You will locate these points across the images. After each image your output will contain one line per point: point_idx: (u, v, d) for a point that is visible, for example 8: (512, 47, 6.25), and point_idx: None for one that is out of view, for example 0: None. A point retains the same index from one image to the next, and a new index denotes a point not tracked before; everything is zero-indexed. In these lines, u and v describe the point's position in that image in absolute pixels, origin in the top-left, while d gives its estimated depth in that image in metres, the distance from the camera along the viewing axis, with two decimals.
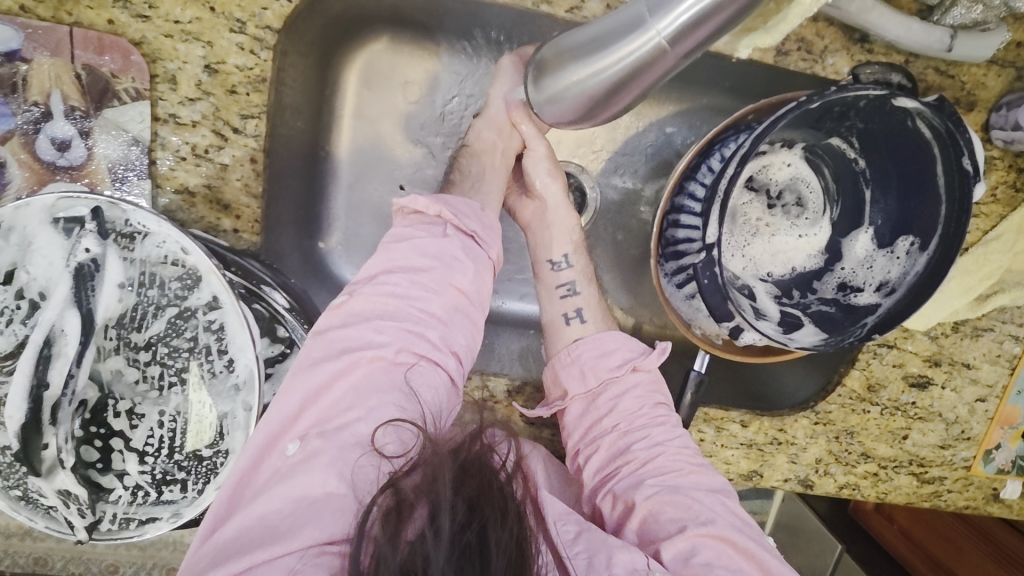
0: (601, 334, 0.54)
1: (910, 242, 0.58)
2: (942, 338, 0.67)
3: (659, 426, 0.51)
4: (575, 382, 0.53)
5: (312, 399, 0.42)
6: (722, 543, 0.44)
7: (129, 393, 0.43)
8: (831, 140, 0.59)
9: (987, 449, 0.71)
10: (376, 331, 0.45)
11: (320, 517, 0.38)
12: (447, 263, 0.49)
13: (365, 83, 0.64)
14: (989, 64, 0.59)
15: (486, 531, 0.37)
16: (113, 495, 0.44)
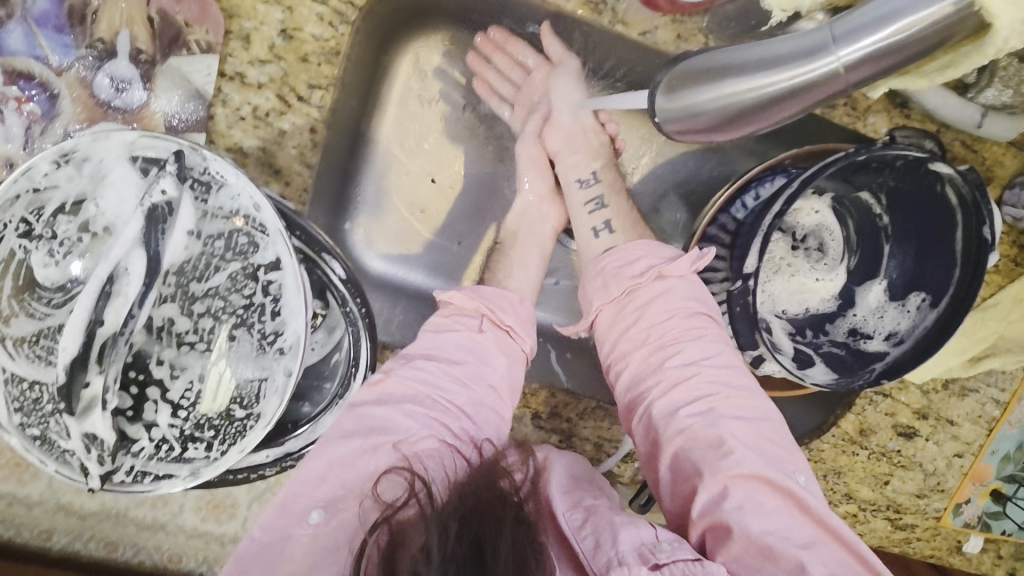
0: (628, 245, 0.59)
1: (921, 296, 0.61)
2: (933, 393, 0.70)
3: (692, 340, 0.52)
4: (600, 293, 0.56)
5: (336, 469, 0.44)
6: (755, 484, 0.46)
7: (175, 346, 0.43)
8: (860, 194, 0.62)
9: (958, 503, 0.75)
10: (403, 416, 0.46)
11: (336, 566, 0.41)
12: (481, 354, 0.52)
13: (413, 71, 0.64)
14: (1009, 145, 0.62)
15: (484, 543, 0.39)
16: (136, 446, 0.43)
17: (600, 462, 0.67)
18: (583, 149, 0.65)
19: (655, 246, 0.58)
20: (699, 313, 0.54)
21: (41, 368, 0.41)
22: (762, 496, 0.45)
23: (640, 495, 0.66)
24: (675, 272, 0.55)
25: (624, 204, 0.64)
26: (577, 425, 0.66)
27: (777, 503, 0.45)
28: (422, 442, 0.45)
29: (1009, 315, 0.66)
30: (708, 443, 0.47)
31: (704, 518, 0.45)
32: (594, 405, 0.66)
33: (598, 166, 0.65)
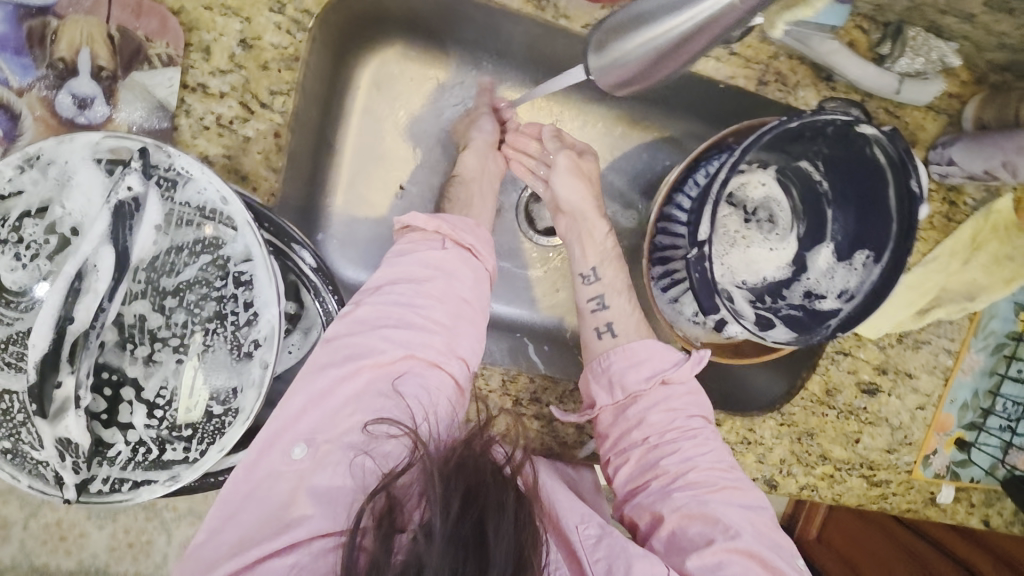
0: (633, 345, 0.62)
1: (867, 253, 0.64)
2: (889, 348, 0.74)
3: (688, 439, 0.57)
4: (605, 394, 0.61)
5: (317, 401, 0.46)
6: (749, 560, 0.50)
7: (148, 342, 0.42)
8: (799, 163, 0.67)
9: (926, 454, 0.78)
10: (380, 340, 0.49)
11: (331, 508, 0.42)
12: (448, 274, 0.54)
13: (373, 84, 0.73)
14: (927, 110, 0.67)
15: (485, 523, 0.41)
16: (112, 452, 0.43)
17: (584, 445, 0.69)
18: (581, 242, 0.68)
19: (659, 346, 0.62)
20: (695, 415, 0.59)
21: (12, 376, 0.40)
22: (753, 570, 0.50)
23: None
24: (677, 376, 0.60)
25: (625, 302, 0.66)
26: (557, 409, 0.68)
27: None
28: (402, 367, 0.48)
29: (948, 267, 0.71)
30: (704, 518, 0.52)
31: None
32: (570, 388, 0.68)
33: (597, 261, 0.68)
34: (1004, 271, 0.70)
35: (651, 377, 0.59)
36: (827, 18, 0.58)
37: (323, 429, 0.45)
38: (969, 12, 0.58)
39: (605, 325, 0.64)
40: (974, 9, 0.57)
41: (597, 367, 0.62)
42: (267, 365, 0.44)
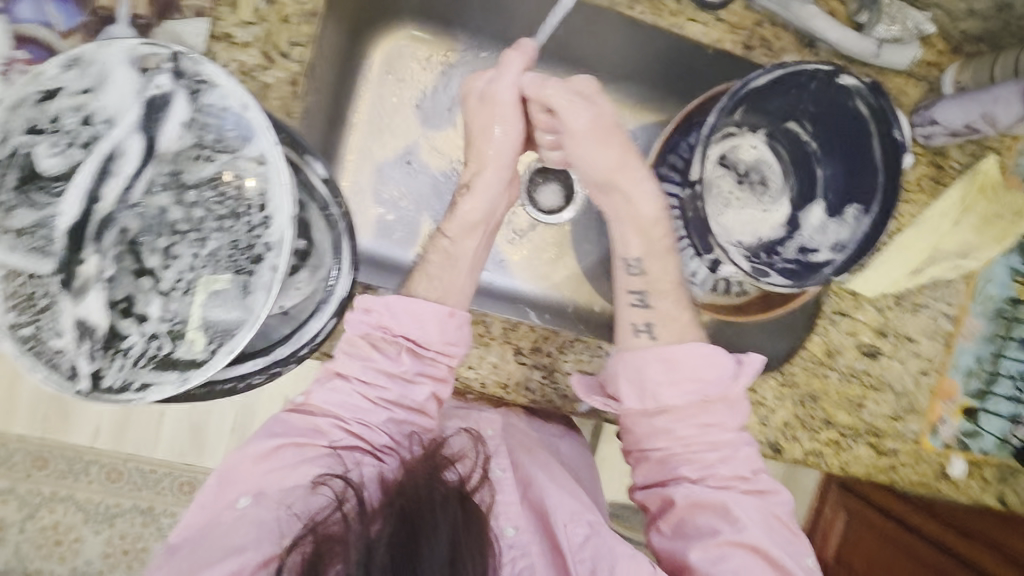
0: (677, 346, 0.59)
1: (856, 206, 0.67)
2: (888, 311, 0.74)
3: (716, 452, 0.58)
4: (635, 397, 0.59)
5: (257, 462, 0.54)
6: (752, 553, 0.54)
7: (168, 234, 0.45)
8: (788, 124, 0.70)
9: (934, 423, 0.78)
10: (327, 424, 0.56)
11: (261, 543, 0.50)
12: (404, 384, 0.58)
13: (384, 66, 0.79)
14: (908, 76, 0.70)
15: (412, 545, 0.46)
16: (126, 344, 0.45)
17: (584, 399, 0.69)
18: (629, 224, 0.65)
19: (709, 357, 0.58)
20: (731, 429, 0.59)
21: (37, 260, 0.43)
22: (756, 563, 0.54)
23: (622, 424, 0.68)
24: (717, 394, 0.58)
25: (670, 305, 0.64)
26: (558, 360, 0.68)
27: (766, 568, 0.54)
28: (346, 446, 0.55)
29: (938, 228, 0.72)
30: (714, 505, 0.56)
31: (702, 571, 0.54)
32: (570, 339, 0.68)
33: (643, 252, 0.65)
34: (994, 230, 0.72)
35: (689, 396, 0.57)
36: None
37: (267, 484, 0.53)
38: None
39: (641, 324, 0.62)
40: None
41: (629, 364, 0.59)
42: (276, 267, 0.45)
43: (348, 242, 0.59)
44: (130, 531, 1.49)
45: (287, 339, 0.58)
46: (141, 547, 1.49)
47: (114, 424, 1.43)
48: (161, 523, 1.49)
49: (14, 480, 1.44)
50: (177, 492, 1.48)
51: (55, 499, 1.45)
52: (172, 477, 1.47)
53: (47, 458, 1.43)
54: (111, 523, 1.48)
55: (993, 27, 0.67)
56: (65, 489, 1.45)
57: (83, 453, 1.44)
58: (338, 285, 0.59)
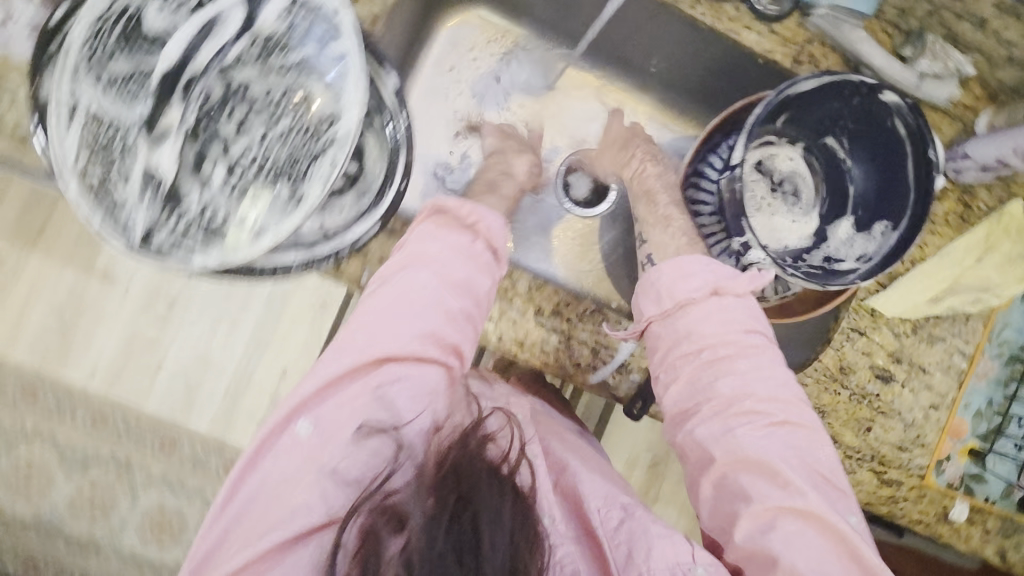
0: (687, 257, 0.64)
1: (885, 223, 0.68)
2: (904, 337, 0.75)
3: (745, 358, 0.59)
4: (653, 304, 0.63)
5: (313, 413, 0.54)
6: (804, 518, 0.53)
7: (245, 107, 0.48)
8: (826, 140, 0.72)
9: (940, 460, 0.77)
10: (378, 336, 0.56)
11: (319, 499, 0.50)
12: (450, 286, 0.59)
13: (449, 41, 0.84)
14: (944, 113, 0.73)
15: (475, 527, 0.47)
16: (185, 205, 0.47)
17: (595, 371, 0.69)
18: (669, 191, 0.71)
19: (716, 260, 0.63)
20: (755, 332, 0.60)
21: (123, 107, 0.46)
22: (806, 528, 0.53)
23: (632, 401, 0.69)
24: (731, 287, 0.61)
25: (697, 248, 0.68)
26: (576, 327, 0.69)
27: (820, 536, 0.53)
28: (400, 361, 0.55)
29: (961, 261, 0.74)
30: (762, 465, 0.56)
31: (748, 543, 0.54)
32: (591, 308, 0.70)
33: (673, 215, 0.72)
34: (1016, 270, 0.73)
35: (702, 287, 0.61)
36: (858, 2, 0.67)
37: (320, 439, 0.53)
38: (981, 17, 0.66)
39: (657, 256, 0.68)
40: (985, 12, 0.65)
41: (645, 279, 0.64)
42: (335, 162, 0.48)
43: (402, 157, 0.60)
44: (102, 481, 1.46)
45: (329, 236, 0.58)
46: (111, 499, 1.46)
47: (111, 369, 1.43)
48: (135, 478, 1.47)
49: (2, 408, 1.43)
50: (157, 448, 1.46)
51: (36, 434, 1.44)
52: (156, 432, 1.45)
53: (38, 391, 1.42)
54: (85, 469, 1.45)
55: None
56: (48, 426, 1.43)
57: (74, 393, 1.43)
58: (387, 195, 0.60)
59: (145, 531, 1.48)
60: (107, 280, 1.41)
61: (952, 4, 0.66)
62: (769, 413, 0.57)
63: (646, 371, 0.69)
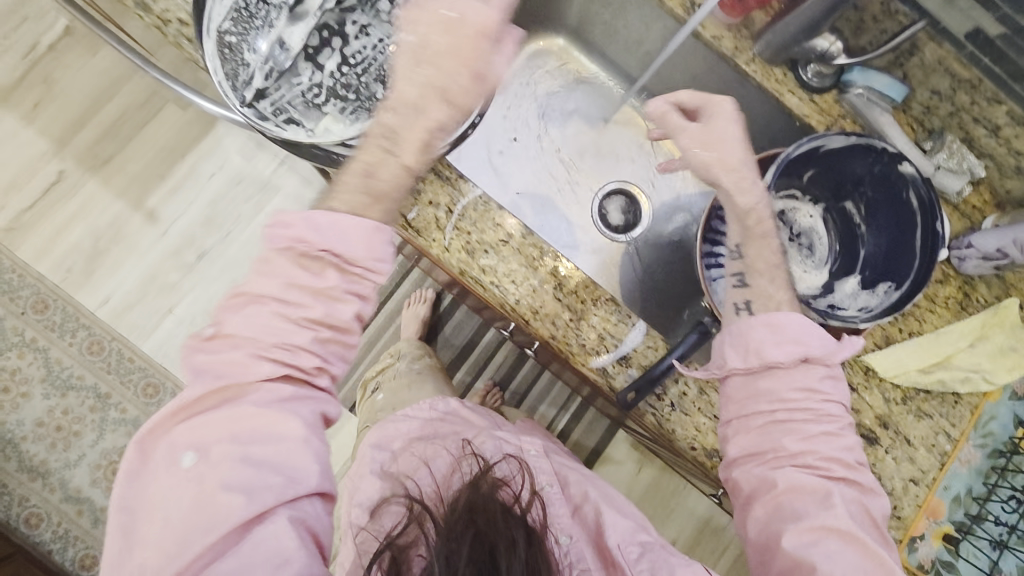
0: (782, 314, 0.66)
1: (888, 283, 0.74)
2: (893, 404, 0.78)
3: (814, 423, 0.64)
4: (738, 357, 0.66)
5: (194, 432, 0.53)
6: (845, 540, 0.59)
7: (368, 17, 0.66)
8: (845, 205, 0.80)
9: (913, 537, 0.76)
10: (226, 370, 0.54)
11: (257, 492, 0.51)
12: (310, 310, 0.55)
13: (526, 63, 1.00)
14: (954, 208, 0.81)
15: (494, 558, 0.58)
16: (296, 80, 0.63)
17: (597, 355, 0.72)
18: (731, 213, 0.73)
19: (809, 327, 0.66)
20: (832, 401, 0.65)
21: None
22: (846, 547, 0.59)
23: (627, 391, 0.71)
24: (817, 357, 0.65)
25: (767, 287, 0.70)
26: (589, 310, 0.73)
27: (861, 557, 0.59)
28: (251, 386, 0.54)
29: (956, 342, 0.78)
30: (816, 492, 0.61)
31: (793, 552, 0.59)
32: (607, 298, 0.74)
33: (742, 241, 0.73)
34: (1007, 360, 0.78)
35: (790, 354, 0.64)
36: (890, 88, 0.76)
37: (215, 445, 0.52)
38: (995, 124, 0.75)
39: (743, 302, 0.69)
40: (999, 120, 0.75)
41: (735, 329, 0.67)
42: (428, 84, 0.60)
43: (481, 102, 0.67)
44: (74, 410, 1.45)
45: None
46: (77, 430, 1.45)
47: (123, 303, 1.46)
48: (107, 415, 1.45)
49: (7, 312, 1.45)
50: (139, 392, 1.46)
51: (29, 346, 1.45)
52: (143, 374, 1.46)
53: (47, 304, 1.45)
54: (63, 393, 1.45)
55: None
56: (45, 343, 1.45)
57: (81, 315, 1.45)
58: (458, 126, 0.67)
59: (97, 472, 1.45)
60: (150, 219, 1.47)
61: (970, 106, 0.75)
62: (827, 467, 0.63)
63: (645, 369, 0.72)
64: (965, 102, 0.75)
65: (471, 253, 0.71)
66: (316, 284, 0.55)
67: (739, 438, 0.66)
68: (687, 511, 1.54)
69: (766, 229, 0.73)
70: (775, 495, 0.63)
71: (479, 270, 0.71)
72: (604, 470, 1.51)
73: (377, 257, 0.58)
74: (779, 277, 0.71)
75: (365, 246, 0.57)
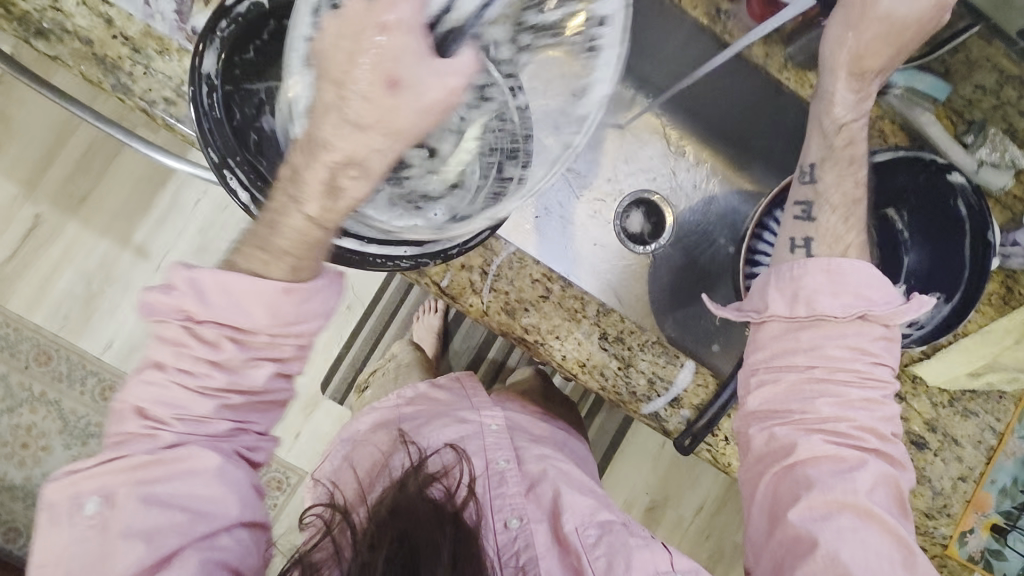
0: (834, 260, 0.62)
1: (936, 294, 0.72)
2: (940, 407, 0.77)
3: (858, 388, 0.60)
4: (780, 302, 0.62)
5: (104, 467, 0.49)
6: (859, 513, 0.57)
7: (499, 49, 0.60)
8: (885, 210, 0.75)
9: (963, 532, 0.78)
10: (150, 423, 0.50)
11: (162, 539, 0.48)
12: (235, 371, 0.51)
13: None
14: (996, 201, 0.78)
15: (414, 565, 0.56)
16: (334, 169, 0.60)
17: (649, 402, 0.71)
18: (813, 127, 0.69)
19: (873, 279, 0.61)
20: (881, 363, 0.61)
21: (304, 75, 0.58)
22: (863, 523, 0.57)
23: (685, 435, 0.71)
24: (879, 316, 0.60)
25: (838, 221, 0.65)
26: (636, 356, 0.71)
27: (878, 534, 0.57)
28: (188, 446, 0.50)
29: (1002, 341, 0.77)
30: (841, 460, 0.59)
31: (804, 526, 0.58)
32: (652, 340, 0.72)
33: (817, 160, 0.67)
34: None
35: (850, 308, 0.60)
36: (933, 88, 0.74)
37: (121, 489, 0.49)
38: None
39: (801, 239, 0.65)
40: None
41: (788, 272, 0.62)
42: (574, 149, 0.57)
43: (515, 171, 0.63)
44: None
45: (439, 238, 0.60)
46: None
47: (128, 345, 1.41)
48: None
49: (10, 368, 1.40)
50: None
51: (40, 400, 1.41)
52: None
53: (50, 355, 1.40)
54: (84, 442, 1.42)
55: None
56: (54, 394, 1.41)
57: (87, 362, 1.41)
58: None
59: None
60: (140, 254, 1.40)
61: (1017, 99, 0.72)
62: (861, 439, 0.60)
63: (696, 410, 0.71)
64: (1011, 95, 0.72)
65: (512, 314, 0.68)
66: (214, 357, 0.50)
67: (763, 392, 0.62)
68: (711, 476, 1.57)
69: (853, 151, 0.67)
70: (790, 461, 0.60)
71: (523, 330, 0.68)
72: (628, 448, 1.52)
73: (290, 320, 0.51)
74: (853, 215, 0.65)
75: (271, 315, 0.50)
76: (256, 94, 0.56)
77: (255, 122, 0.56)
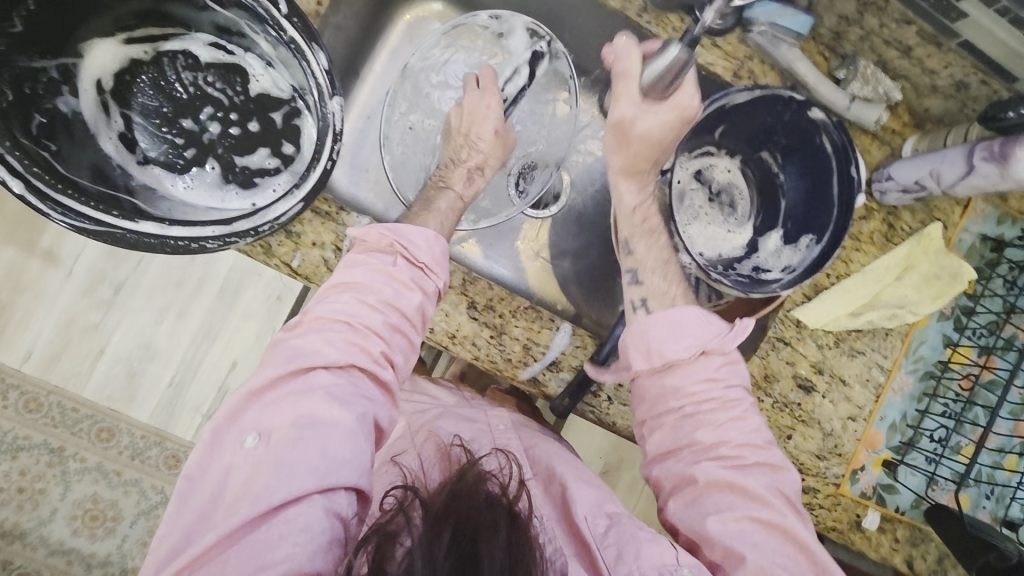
0: (675, 309, 0.60)
1: (809, 235, 0.72)
2: (827, 349, 0.77)
3: (724, 412, 0.57)
4: (639, 358, 0.60)
5: (261, 397, 0.50)
6: (767, 528, 0.52)
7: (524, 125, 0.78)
8: (761, 154, 0.76)
9: (854, 469, 0.78)
10: (321, 341, 0.52)
11: (303, 476, 0.45)
12: (397, 288, 0.57)
13: (407, 36, 0.79)
14: (873, 137, 0.78)
15: (477, 541, 0.42)
16: (162, 138, 0.66)
17: (526, 367, 0.70)
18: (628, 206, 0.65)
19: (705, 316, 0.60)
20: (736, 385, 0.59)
21: (127, 49, 0.64)
22: (771, 537, 0.52)
23: (561, 397, 0.69)
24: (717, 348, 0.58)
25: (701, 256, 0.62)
26: (509, 323, 0.70)
27: (784, 544, 0.52)
28: (341, 366, 0.52)
29: (882, 279, 0.77)
30: (739, 484, 0.54)
31: (719, 545, 0.52)
32: (526, 305, 0.71)
33: None
34: (932, 289, 0.77)
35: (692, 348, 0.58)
36: (795, 23, 0.70)
37: (278, 423, 0.48)
38: (907, 45, 0.70)
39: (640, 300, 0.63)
40: (910, 40, 0.69)
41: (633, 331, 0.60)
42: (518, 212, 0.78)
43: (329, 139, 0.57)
44: (32, 469, 1.41)
45: (246, 214, 0.57)
46: (41, 487, 1.41)
47: (48, 354, 1.37)
48: (67, 466, 1.42)
49: None
50: (93, 438, 1.42)
51: None
52: (93, 420, 1.41)
53: None
54: (15, 455, 1.40)
55: (951, 106, 0.75)
56: None
57: (6, 375, 1.37)
58: (310, 176, 0.57)
59: (75, 523, 1.42)
60: (50, 260, 1.36)
61: (880, 29, 0.70)
62: (741, 458, 0.55)
63: (576, 371, 0.71)
64: (874, 25, 0.70)
65: None
66: (387, 269, 0.57)
67: (652, 438, 0.59)
68: None
69: None
70: (693, 490, 0.55)
71: None
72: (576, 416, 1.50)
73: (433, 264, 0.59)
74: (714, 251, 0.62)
75: (431, 254, 0.59)
76: (46, 71, 0.58)
77: (46, 102, 0.58)
